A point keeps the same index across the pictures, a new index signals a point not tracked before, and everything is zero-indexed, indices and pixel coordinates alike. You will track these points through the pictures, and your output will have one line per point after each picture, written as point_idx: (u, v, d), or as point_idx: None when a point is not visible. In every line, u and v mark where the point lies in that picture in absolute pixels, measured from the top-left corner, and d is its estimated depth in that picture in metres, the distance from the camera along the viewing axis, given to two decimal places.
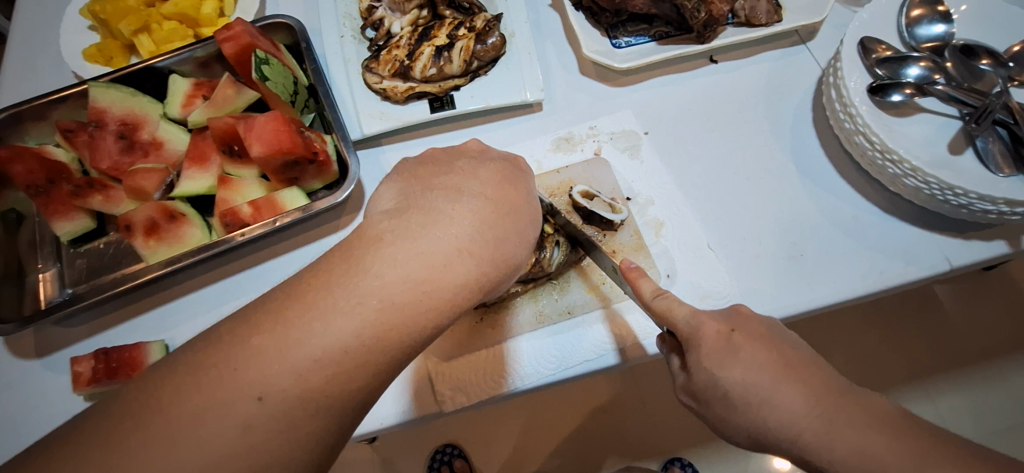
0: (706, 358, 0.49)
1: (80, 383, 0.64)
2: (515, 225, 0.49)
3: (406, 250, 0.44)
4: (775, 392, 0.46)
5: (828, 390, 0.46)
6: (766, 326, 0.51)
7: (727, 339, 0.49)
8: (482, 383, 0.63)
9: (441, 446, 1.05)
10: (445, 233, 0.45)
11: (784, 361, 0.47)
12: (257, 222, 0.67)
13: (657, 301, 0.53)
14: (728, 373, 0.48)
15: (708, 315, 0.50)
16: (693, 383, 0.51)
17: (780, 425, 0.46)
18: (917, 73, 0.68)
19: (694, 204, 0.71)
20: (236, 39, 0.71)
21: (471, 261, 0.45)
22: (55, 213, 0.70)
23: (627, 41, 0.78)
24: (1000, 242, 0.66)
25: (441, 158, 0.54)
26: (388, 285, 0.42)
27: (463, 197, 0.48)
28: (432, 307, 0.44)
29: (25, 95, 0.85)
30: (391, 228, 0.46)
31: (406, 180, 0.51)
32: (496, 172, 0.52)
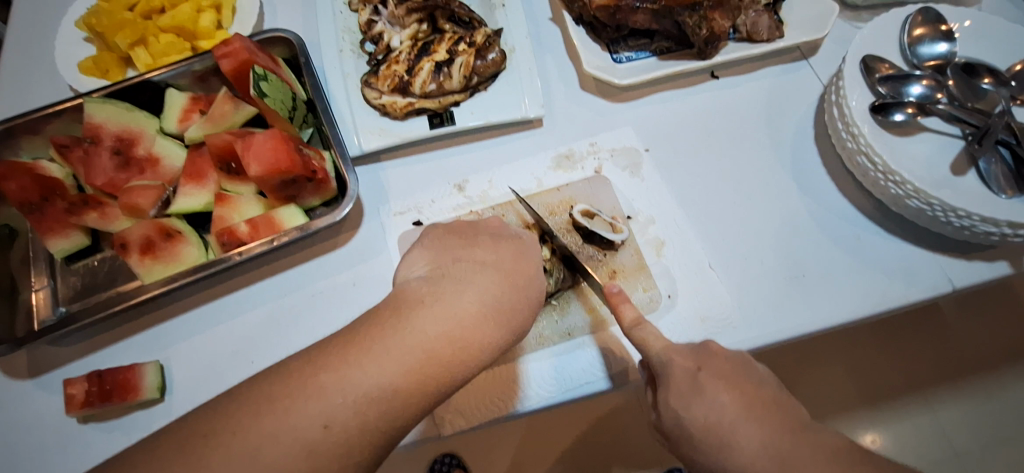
0: (674, 397, 0.50)
1: (73, 405, 0.63)
2: (528, 294, 0.53)
3: (439, 314, 0.48)
4: (736, 429, 0.47)
5: (789, 429, 0.46)
6: (732, 363, 0.52)
7: (693, 378, 0.50)
8: (482, 405, 0.62)
9: (440, 456, 1.02)
10: (473, 297, 0.50)
11: (747, 400, 0.48)
12: (254, 240, 0.67)
13: (634, 331, 0.55)
14: (693, 410, 0.49)
15: (678, 352, 0.52)
16: (663, 423, 0.52)
17: (740, 465, 0.46)
18: (919, 91, 0.67)
19: (694, 222, 0.70)
20: (235, 55, 0.71)
21: (495, 325, 0.50)
22: (49, 231, 0.69)
23: (628, 56, 0.78)
24: (1003, 262, 0.66)
25: (465, 228, 0.59)
26: (422, 343, 0.46)
27: (486, 268, 0.53)
28: (461, 362, 0.47)
29: (20, 107, 0.84)
30: (430, 293, 0.50)
31: (436, 248, 0.56)
32: (514, 249, 0.56)
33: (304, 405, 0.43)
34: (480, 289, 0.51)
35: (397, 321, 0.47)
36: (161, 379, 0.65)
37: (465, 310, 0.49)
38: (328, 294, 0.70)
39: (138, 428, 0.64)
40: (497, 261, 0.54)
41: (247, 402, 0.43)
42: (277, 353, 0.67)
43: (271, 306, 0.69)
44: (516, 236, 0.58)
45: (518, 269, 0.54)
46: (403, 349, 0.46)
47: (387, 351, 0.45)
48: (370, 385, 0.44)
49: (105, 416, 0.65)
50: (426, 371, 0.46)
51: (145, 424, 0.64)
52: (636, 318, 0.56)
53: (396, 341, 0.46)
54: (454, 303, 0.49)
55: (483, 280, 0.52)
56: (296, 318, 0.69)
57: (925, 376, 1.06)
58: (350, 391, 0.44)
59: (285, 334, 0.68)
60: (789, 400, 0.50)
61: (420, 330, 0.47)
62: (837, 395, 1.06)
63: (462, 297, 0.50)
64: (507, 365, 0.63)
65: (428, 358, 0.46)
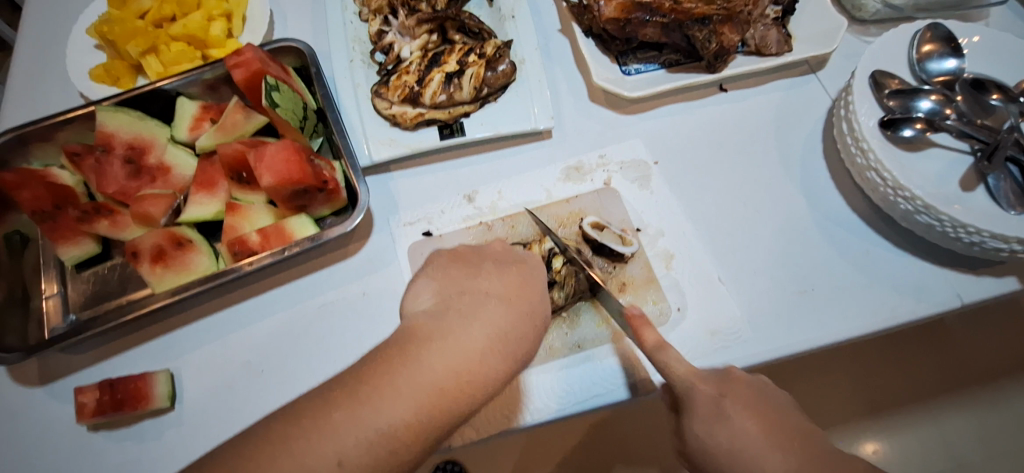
0: (699, 424, 0.49)
1: (84, 414, 0.63)
2: (532, 324, 0.53)
3: (448, 349, 0.48)
4: (758, 456, 0.47)
5: (811, 456, 0.46)
6: (754, 388, 0.51)
7: (717, 405, 0.49)
8: (491, 416, 0.62)
9: (440, 463, 1.00)
10: (481, 331, 0.50)
11: (771, 428, 0.48)
12: (265, 250, 0.67)
13: (657, 353, 0.52)
14: (717, 437, 0.48)
15: (701, 378, 0.51)
16: (687, 446, 0.50)
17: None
18: (928, 106, 0.68)
19: (704, 235, 0.71)
20: (246, 65, 0.71)
21: (500, 357, 0.50)
22: (62, 238, 0.69)
23: (637, 69, 0.78)
24: (1011, 277, 0.66)
25: (470, 257, 0.58)
26: (431, 379, 0.46)
27: (492, 298, 0.53)
28: (469, 395, 0.47)
29: (32, 114, 0.84)
30: (438, 328, 0.50)
31: (444, 279, 0.55)
32: (518, 275, 0.56)
33: (316, 438, 0.43)
34: (487, 321, 0.50)
35: (403, 359, 0.47)
36: (172, 388, 0.65)
37: (473, 342, 0.49)
38: (336, 304, 0.70)
39: (148, 437, 0.64)
40: (501, 291, 0.54)
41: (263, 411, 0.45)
42: (287, 362, 0.67)
43: (280, 317, 0.69)
44: (518, 260, 0.59)
45: (523, 298, 0.54)
46: (412, 385, 0.45)
47: (397, 389, 0.45)
48: (383, 422, 0.44)
49: (116, 425, 0.65)
50: (436, 404, 0.46)
51: (155, 433, 0.64)
52: (659, 341, 0.53)
53: (404, 379, 0.46)
54: (461, 337, 0.49)
55: (490, 313, 0.51)
56: (306, 327, 0.69)
57: (927, 387, 1.06)
58: (360, 419, 0.44)
59: (295, 344, 0.68)
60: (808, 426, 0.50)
61: (429, 365, 0.47)
62: (840, 404, 1.06)
63: (469, 331, 0.49)
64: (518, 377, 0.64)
65: (436, 394, 0.46)
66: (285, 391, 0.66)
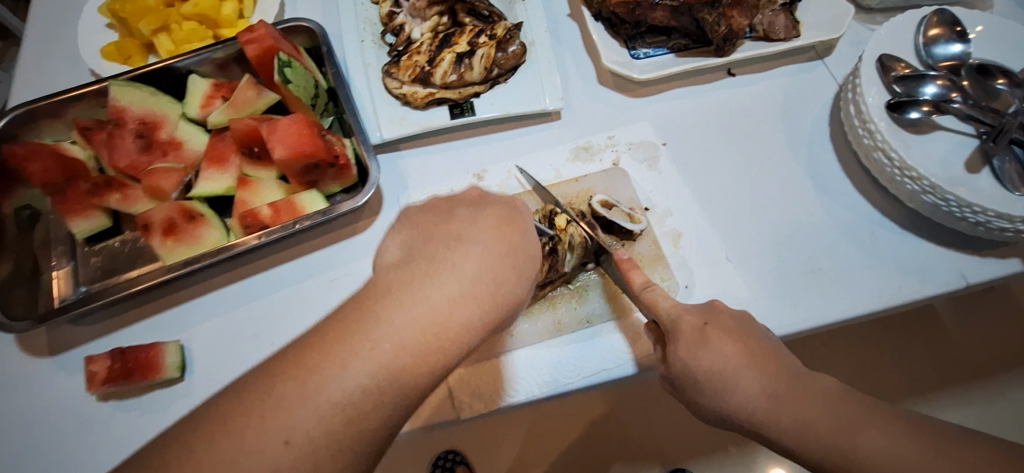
0: (682, 348, 0.52)
1: (94, 383, 0.64)
2: (513, 267, 0.52)
3: (416, 304, 0.48)
4: (736, 376, 0.49)
5: (786, 375, 0.49)
6: (737, 319, 0.53)
7: (700, 331, 0.52)
8: (501, 390, 0.62)
9: (442, 453, 1.04)
10: (451, 280, 0.49)
11: (748, 349, 0.50)
12: (276, 224, 0.67)
13: (644, 292, 0.57)
14: (699, 360, 0.51)
15: (687, 310, 0.54)
16: (672, 369, 0.53)
17: (738, 406, 0.49)
18: (934, 91, 0.69)
19: (711, 215, 0.71)
20: (259, 42, 0.72)
21: (473, 306, 0.49)
22: (71, 212, 0.69)
23: (646, 53, 0.79)
24: (1016, 259, 0.67)
25: (441, 206, 0.57)
26: (398, 335, 0.46)
27: (465, 243, 0.52)
28: (440, 349, 0.48)
29: (42, 91, 0.85)
30: (399, 280, 0.49)
31: (412, 230, 0.55)
32: (493, 218, 0.54)
33: (296, 394, 0.44)
34: (457, 270, 0.50)
35: (366, 316, 0.47)
36: (182, 359, 0.66)
37: (440, 295, 0.48)
38: (346, 280, 0.70)
39: (156, 408, 0.65)
40: (478, 238, 0.52)
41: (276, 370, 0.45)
42: (296, 335, 0.67)
43: (289, 292, 0.70)
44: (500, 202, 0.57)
45: (502, 244, 0.52)
46: (373, 342, 0.46)
47: (367, 345, 0.46)
48: (347, 382, 0.45)
49: (126, 395, 0.65)
50: (403, 361, 0.46)
51: (163, 404, 0.65)
52: (645, 282, 0.58)
53: (368, 336, 0.46)
54: (432, 290, 0.49)
55: (461, 260, 0.50)
56: (315, 302, 0.69)
57: (926, 381, 1.06)
58: (336, 376, 0.45)
59: (304, 318, 0.68)
60: (788, 352, 0.51)
61: (389, 323, 0.47)
62: None
63: (438, 281, 0.49)
64: (526, 352, 0.64)
65: (402, 350, 0.46)
66: None
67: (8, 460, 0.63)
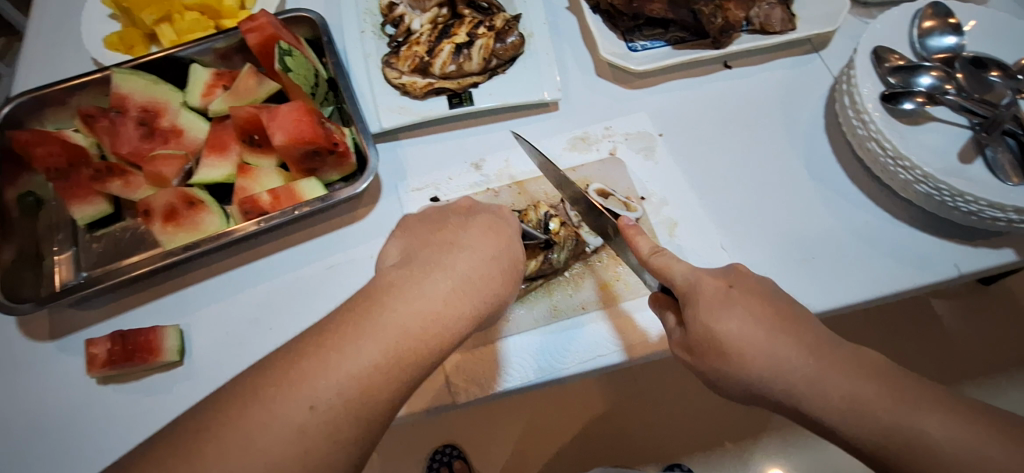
0: (705, 312, 0.49)
1: (96, 365, 0.64)
2: (502, 270, 0.53)
3: (410, 296, 0.48)
4: (769, 343, 0.47)
5: (820, 342, 0.47)
6: (760, 283, 0.51)
7: (726, 293, 0.49)
8: (497, 374, 0.63)
9: (441, 447, 1.04)
10: (444, 277, 0.50)
11: (777, 313, 0.48)
12: (276, 210, 0.68)
13: (654, 259, 0.52)
14: (726, 324, 0.48)
15: (707, 273, 0.51)
16: (692, 338, 0.50)
17: (772, 374, 0.46)
18: (928, 83, 0.69)
19: (707, 205, 0.72)
20: (260, 30, 0.72)
21: (467, 299, 0.50)
22: (75, 196, 0.70)
23: (643, 45, 0.79)
24: (1009, 249, 0.67)
25: (436, 215, 0.58)
26: (403, 321, 0.47)
27: (457, 248, 0.53)
28: (439, 338, 0.48)
29: (46, 80, 0.86)
30: (399, 276, 0.51)
31: (409, 237, 0.57)
32: (483, 225, 0.55)
33: (320, 366, 0.44)
34: (450, 268, 0.51)
35: (373, 305, 0.48)
36: (182, 343, 0.66)
37: (434, 291, 0.49)
38: (344, 266, 0.71)
39: (157, 391, 0.65)
40: (468, 241, 0.53)
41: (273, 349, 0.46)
42: (295, 319, 0.68)
43: (288, 277, 0.70)
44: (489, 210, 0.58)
45: (495, 247, 0.54)
46: (381, 327, 0.46)
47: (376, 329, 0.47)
48: (355, 363, 0.45)
49: (127, 378, 0.65)
50: (411, 345, 0.47)
51: (163, 387, 0.65)
52: (654, 249, 0.53)
53: (376, 323, 0.47)
54: (426, 287, 0.49)
55: (455, 260, 0.51)
56: (314, 287, 0.70)
57: (924, 377, 1.06)
58: (352, 352, 0.45)
59: (304, 302, 0.69)
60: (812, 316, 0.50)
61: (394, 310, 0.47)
62: None
63: (431, 278, 0.50)
64: (522, 338, 0.65)
65: (409, 335, 0.47)
66: None
67: (9, 442, 0.63)
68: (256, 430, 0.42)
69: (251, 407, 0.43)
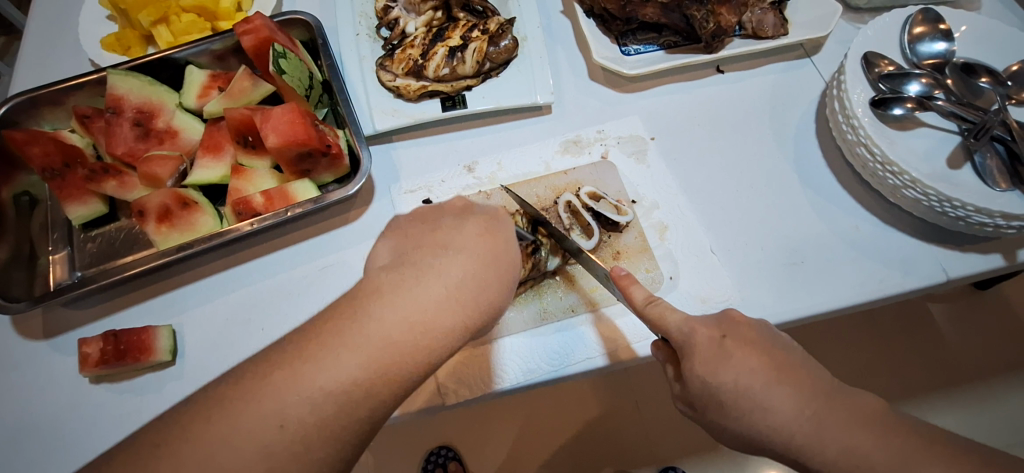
0: (699, 364, 0.49)
1: (88, 364, 0.65)
2: (498, 271, 0.53)
3: (404, 303, 0.49)
4: (766, 393, 0.47)
5: (818, 390, 0.47)
6: (756, 330, 0.51)
7: (719, 345, 0.49)
8: (485, 377, 0.63)
9: (435, 448, 1.05)
10: (437, 282, 0.50)
11: (773, 363, 0.48)
12: (268, 212, 0.68)
13: (649, 308, 0.53)
14: (721, 377, 0.48)
15: (700, 322, 0.51)
16: (690, 392, 0.51)
17: (773, 429, 0.47)
18: (918, 89, 0.70)
19: (697, 208, 0.72)
20: (255, 32, 0.73)
21: (458, 308, 0.50)
22: (70, 196, 0.71)
23: (637, 49, 0.80)
24: (996, 255, 0.68)
25: (429, 214, 0.59)
26: (391, 331, 0.47)
27: (451, 251, 0.53)
28: (425, 349, 0.48)
29: (43, 80, 0.86)
30: (390, 280, 0.51)
31: (399, 237, 0.57)
32: (480, 226, 0.56)
33: (295, 375, 0.45)
34: (443, 273, 0.51)
35: (359, 313, 0.48)
36: (174, 343, 0.67)
37: (426, 296, 0.49)
38: (336, 268, 0.71)
39: (149, 389, 0.66)
40: (463, 244, 0.53)
41: (261, 365, 0.46)
42: (288, 320, 0.68)
43: (281, 278, 0.71)
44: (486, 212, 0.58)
45: (489, 251, 0.53)
46: (366, 338, 0.47)
47: (360, 339, 0.47)
48: (331, 380, 0.45)
49: (118, 378, 0.66)
50: (393, 356, 0.47)
51: (155, 387, 0.66)
52: (648, 298, 0.54)
53: (359, 334, 0.47)
54: (417, 291, 0.50)
55: (449, 265, 0.51)
56: (305, 288, 0.70)
57: (917, 381, 1.06)
58: (328, 365, 0.45)
59: (296, 304, 0.69)
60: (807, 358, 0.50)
61: (380, 319, 0.48)
62: None
63: (423, 283, 0.50)
64: (511, 340, 0.65)
65: (391, 347, 0.47)
66: None
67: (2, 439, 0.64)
68: (248, 433, 0.43)
69: (250, 407, 0.44)
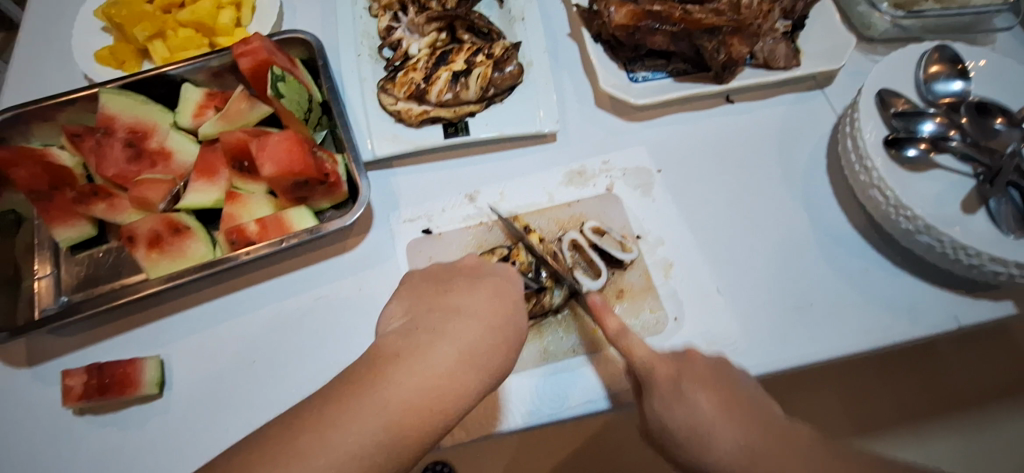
0: (658, 404, 0.50)
1: (70, 397, 0.63)
2: (506, 336, 0.52)
3: (419, 366, 0.47)
4: (713, 429, 0.47)
5: (765, 430, 0.46)
6: (714, 367, 0.52)
7: (675, 383, 0.50)
8: (481, 418, 0.61)
9: (429, 463, 0.92)
10: (450, 348, 0.49)
11: (725, 402, 0.48)
12: (263, 240, 0.66)
13: (619, 340, 0.55)
14: (674, 414, 0.49)
15: (660, 359, 0.52)
16: (648, 427, 0.52)
17: (720, 465, 0.46)
18: (933, 128, 0.67)
19: (706, 245, 0.70)
20: (253, 54, 0.71)
21: (472, 372, 0.49)
22: (56, 219, 0.68)
23: (645, 76, 0.78)
24: (1008, 302, 0.66)
25: (442, 274, 0.57)
26: (407, 396, 0.45)
27: (463, 314, 0.51)
28: (441, 414, 0.47)
29: (35, 93, 0.84)
30: (404, 346, 0.49)
31: (412, 297, 0.55)
32: (491, 290, 0.54)
33: (316, 440, 0.43)
34: (456, 336, 0.50)
35: (373, 380, 0.46)
36: (161, 375, 0.65)
37: (439, 361, 0.48)
38: (331, 299, 0.69)
39: (134, 423, 0.64)
40: (475, 307, 0.52)
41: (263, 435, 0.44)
42: (284, 354, 0.66)
43: (274, 309, 0.69)
44: (493, 273, 0.57)
45: (496, 312, 0.53)
46: (385, 403, 0.45)
47: (381, 401, 0.45)
48: (353, 442, 0.43)
49: (102, 410, 0.64)
50: (410, 420, 0.45)
51: (142, 420, 0.64)
52: (619, 327, 0.56)
53: (376, 397, 0.45)
54: (429, 346, 0.49)
55: (462, 328, 0.50)
56: (300, 321, 0.68)
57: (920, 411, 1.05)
58: (352, 428, 0.44)
59: (293, 337, 0.67)
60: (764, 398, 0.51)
61: (398, 385, 0.46)
62: (840, 416, 0.98)
63: (434, 349, 0.48)
64: (508, 381, 0.63)
65: (409, 411, 0.45)
66: (271, 387, 0.65)
67: None
68: None
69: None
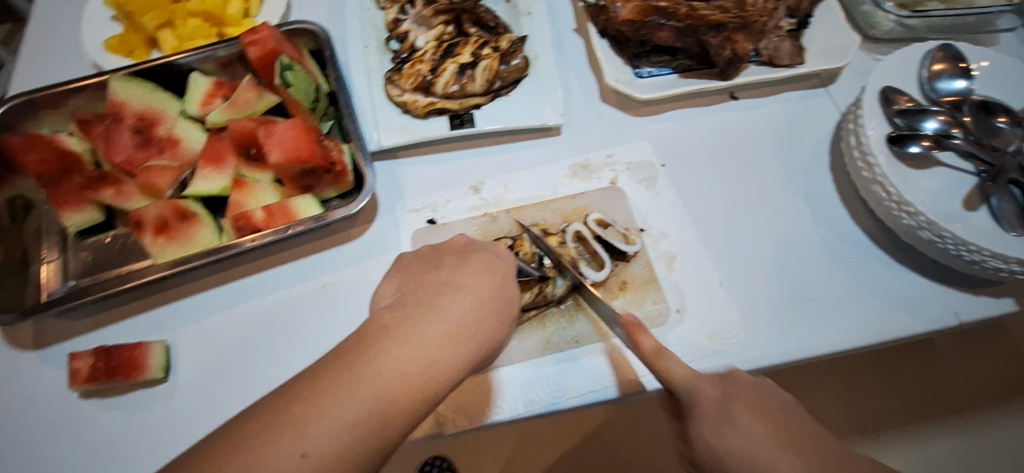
0: (705, 427, 0.49)
1: (76, 380, 0.63)
2: (496, 309, 0.53)
3: (411, 337, 0.48)
4: (768, 457, 0.47)
5: (822, 458, 0.47)
6: (758, 391, 0.52)
7: (724, 407, 0.49)
8: (484, 406, 0.62)
9: (429, 458, 0.93)
10: (441, 320, 0.49)
11: (777, 428, 0.49)
12: (269, 228, 0.66)
13: (657, 363, 0.51)
14: (726, 441, 0.48)
15: (704, 380, 0.51)
16: (693, 453, 0.50)
17: None
18: (935, 126, 0.68)
19: (709, 239, 0.71)
20: (261, 43, 0.71)
21: (463, 342, 0.49)
22: (65, 204, 0.69)
23: (650, 72, 0.78)
24: (1008, 299, 0.67)
25: (431, 255, 0.58)
26: (399, 366, 0.46)
27: (453, 288, 0.52)
28: (434, 382, 0.47)
29: (44, 81, 0.85)
30: (395, 319, 0.49)
31: (403, 276, 0.57)
32: (480, 265, 0.55)
33: (311, 410, 0.43)
34: (447, 308, 0.50)
35: (365, 351, 0.47)
36: (166, 360, 0.65)
37: (430, 331, 0.48)
38: (336, 287, 0.70)
39: (139, 406, 0.64)
40: (464, 281, 0.53)
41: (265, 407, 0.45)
42: (287, 342, 0.67)
43: (278, 296, 0.69)
44: (484, 249, 0.58)
45: (486, 286, 0.53)
46: (377, 372, 0.45)
47: (373, 371, 0.45)
48: (347, 410, 0.44)
49: (107, 394, 0.64)
50: (402, 390, 0.45)
51: (147, 404, 0.64)
52: (656, 347, 0.52)
53: (368, 366, 0.45)
54: (421, 319, 0.49)
55: (453, 301, 0.51)
56: (305, 308, 0.69)
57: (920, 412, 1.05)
58: (345, 397, 0.44)
59: (296, 325, 0.68)
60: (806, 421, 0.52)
61: (389, 355, 0.46)
62: (840, 416, 0.98)
63: (425, 321, 0.49)
64: (510, 371, 0.64)
65: (401, 380, 0.46)
66: (275, 373, 0.65)
67: None
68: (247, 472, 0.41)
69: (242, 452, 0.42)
